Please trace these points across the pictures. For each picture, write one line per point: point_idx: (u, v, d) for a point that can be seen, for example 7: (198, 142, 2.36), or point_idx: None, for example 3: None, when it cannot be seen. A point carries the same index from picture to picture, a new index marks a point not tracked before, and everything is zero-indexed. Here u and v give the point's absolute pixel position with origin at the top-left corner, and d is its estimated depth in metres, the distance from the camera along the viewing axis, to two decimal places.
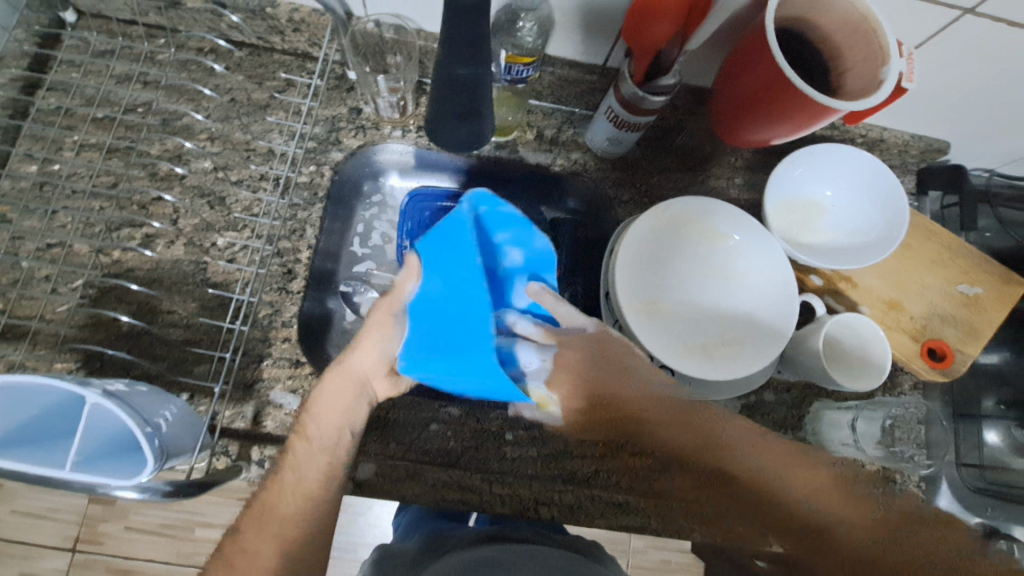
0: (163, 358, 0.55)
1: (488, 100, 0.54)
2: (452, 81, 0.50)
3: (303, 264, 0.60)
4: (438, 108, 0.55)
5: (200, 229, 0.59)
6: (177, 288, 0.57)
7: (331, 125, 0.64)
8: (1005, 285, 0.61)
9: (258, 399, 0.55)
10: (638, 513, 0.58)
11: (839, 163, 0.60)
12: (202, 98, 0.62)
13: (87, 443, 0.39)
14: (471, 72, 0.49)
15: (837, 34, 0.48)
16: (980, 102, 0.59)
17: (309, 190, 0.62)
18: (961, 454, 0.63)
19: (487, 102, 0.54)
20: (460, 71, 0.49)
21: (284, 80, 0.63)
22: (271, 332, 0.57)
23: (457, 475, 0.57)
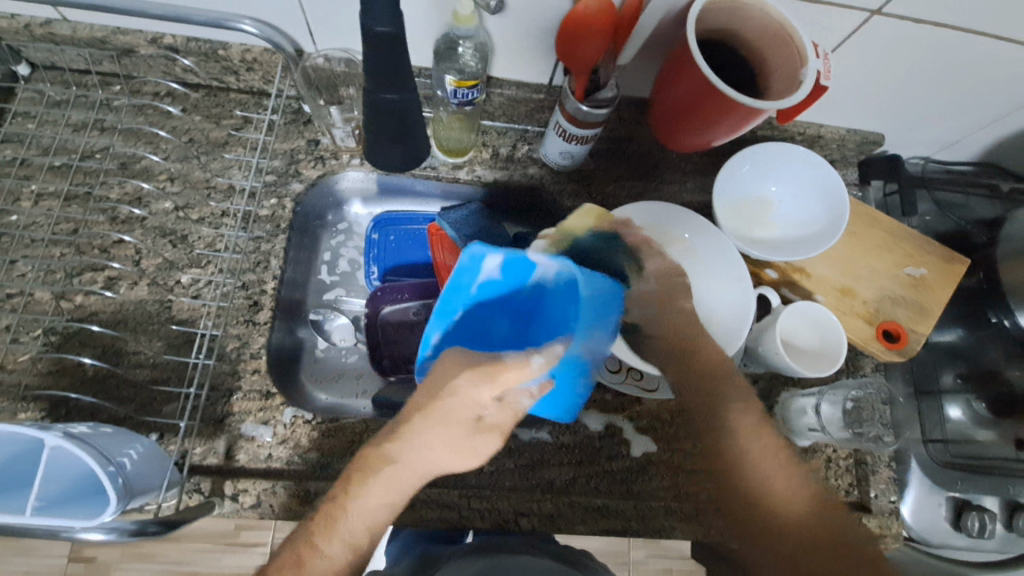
0: (130, 400, 0.55)
1: (417, 124, 0.58)
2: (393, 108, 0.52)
3: (268, 295, 0.60)
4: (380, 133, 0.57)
5: (162, 268, 0.59)
6: (142, 329, 0.57)
7: (290, 158, 0.65)
8: (947, 264, 0.64)
9: (230, 433, 0.55)
10: (618, 516, 0.57)
11: (782, 160, 0.63)
12: (160, 141, 0.63)
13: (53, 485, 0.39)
14: (401, 97, 0.52)
15: (759, 40, 0.51)
16: (906, 92, 0.62)
17: (272, 222, 0.63)
18: (926, 431, 0.64)
19: (417, 125, 0.58)
20: (389, 96, 0.51)
21: (241, 118, 0.65)
22: (239, 364, 0.58)
23: (433, 493, 0.56)
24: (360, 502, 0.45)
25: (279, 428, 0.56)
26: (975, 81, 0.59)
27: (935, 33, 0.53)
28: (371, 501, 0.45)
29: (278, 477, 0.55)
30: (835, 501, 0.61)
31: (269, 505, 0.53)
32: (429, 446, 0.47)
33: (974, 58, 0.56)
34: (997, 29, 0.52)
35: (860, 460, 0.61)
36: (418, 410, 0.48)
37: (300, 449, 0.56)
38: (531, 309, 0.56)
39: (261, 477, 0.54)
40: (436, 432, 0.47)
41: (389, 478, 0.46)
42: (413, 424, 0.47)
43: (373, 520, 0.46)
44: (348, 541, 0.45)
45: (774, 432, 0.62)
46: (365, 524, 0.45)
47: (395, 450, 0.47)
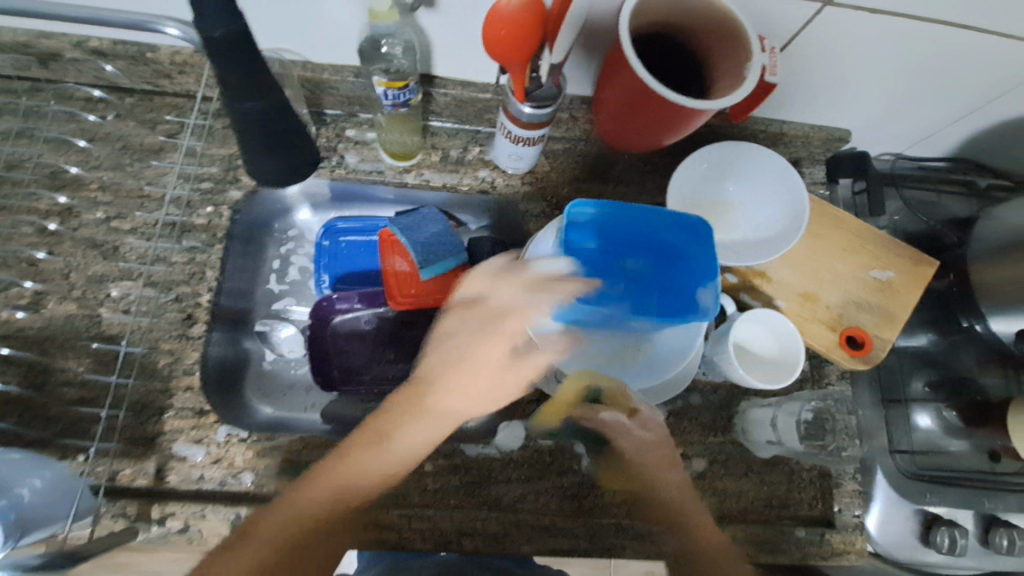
0: (54, 421, 0.52)
1: (296, 129, 0.54)
2: (260, 121, 0.49)
3: (203, 308, 0.58)
4: (267, 142, 0.53)
5: (92, 282, 0.57)
6: (70, 346, 0.55)
7: (228, 164, 0.62)
8: (915, 266, 0.61)
9: (160, 453, 0.53)
10: (565, 535, 0.55)
11: (739, 159, 0.60)
12: (91, 149, 0.61)
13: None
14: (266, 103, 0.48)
15: (703, 33, 0.48)
16: (871, 85, 0.59)
17: (208, 231, 0.60)
18: (893, 441, 0.61)
19: (293, 129, 0.54)
20: (250, 106, 0.47)
21: (176, 123, 0.62)
22: (171, 381, 0.56)
23: (374, 513, 0.53)
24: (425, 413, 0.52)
25: (212, 447, 0.54)
26: (942, 72, 0.56)
27: (890, 24, 0.50)
28: (455, 416, 0.52)
29: (210, 498, 0.53)
30: (797, 516, 0.58)
31: (197, 529, 0.51)
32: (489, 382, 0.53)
33: (937, 48, 0.53)
34: (953, 19, 0.49)
35: (824, 473, 0.59)
36: (493, 336, 0.53)
37: (235, 469, 0.54)
38: (640, 236, 0.53)
39: (192, 498, 0.52)
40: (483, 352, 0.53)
41: (465, 392, 0.53)
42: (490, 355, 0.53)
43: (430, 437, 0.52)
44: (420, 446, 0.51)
45: (733, 444, 0.60)
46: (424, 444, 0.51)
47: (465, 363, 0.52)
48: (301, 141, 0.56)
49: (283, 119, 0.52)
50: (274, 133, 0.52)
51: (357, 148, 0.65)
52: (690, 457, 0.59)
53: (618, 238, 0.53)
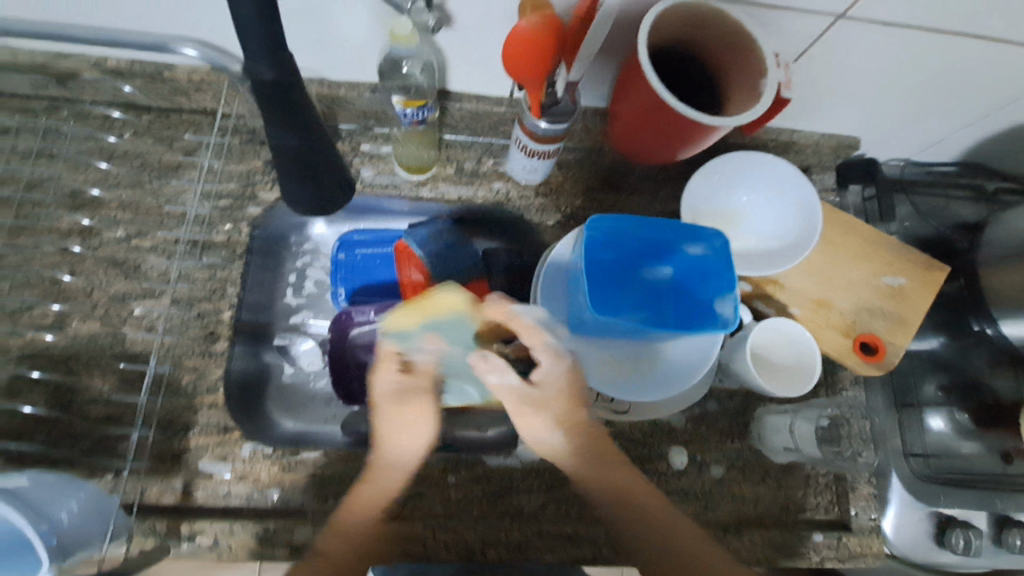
0: (81, 441, 0.53)
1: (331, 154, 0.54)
2: (289, 151, 0.51)
3: (225, 324, 0.59)
4: (306, 168, 0.53)
5: (114, 301, 0.58)
6: (94, 365, 0.56)
7: (246, 180, 0.63)
8: (926, 272, 0.62)
9: (187, 470, 0.54)
10: (588, 543, 0.56)
11: (751, 168, 0.61)
12: (110, 168, 0.61)
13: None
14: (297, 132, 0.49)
15: (719, 47, 0.49)
16: (881, 93, 0.59)
17: (228, 248, 0.61)
18: (907, 444, 0.62)
19: (329, 156, 0.54)
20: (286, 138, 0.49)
21: (193, 141, 0.63)
22: (196, 398, 0.56)
23: (399, 526, 0.54)
24: (411, 412, 0.57)
25: (238, 463, 0.55)
26: (951, 80, 0.57)
27: (902, 35, 0.51)
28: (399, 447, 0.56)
29: (237, 514, 0.53)
30: (814, 520, 0.59)
31: (226, 545, 0.52)
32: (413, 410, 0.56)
33: (947, 58, 0.54)
34: (963, 30, 0.50)
35: (840, 476, 0.60)
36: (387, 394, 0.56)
37: (260, 484, 0.55)
38: (658, 248, 0.55)
39: (220, 514, 0.53)
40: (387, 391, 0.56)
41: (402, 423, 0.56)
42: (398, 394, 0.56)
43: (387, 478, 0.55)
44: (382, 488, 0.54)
45: (750, 451, 0.60)
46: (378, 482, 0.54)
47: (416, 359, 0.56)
48: (335, 168, 0.56)
49: (321, 146, 0.53)
50: (315, 159, 0.53)
51: (373, 162, 0.66)
52: (708, 463, 0.60)
53: (636, 248, 0.54)
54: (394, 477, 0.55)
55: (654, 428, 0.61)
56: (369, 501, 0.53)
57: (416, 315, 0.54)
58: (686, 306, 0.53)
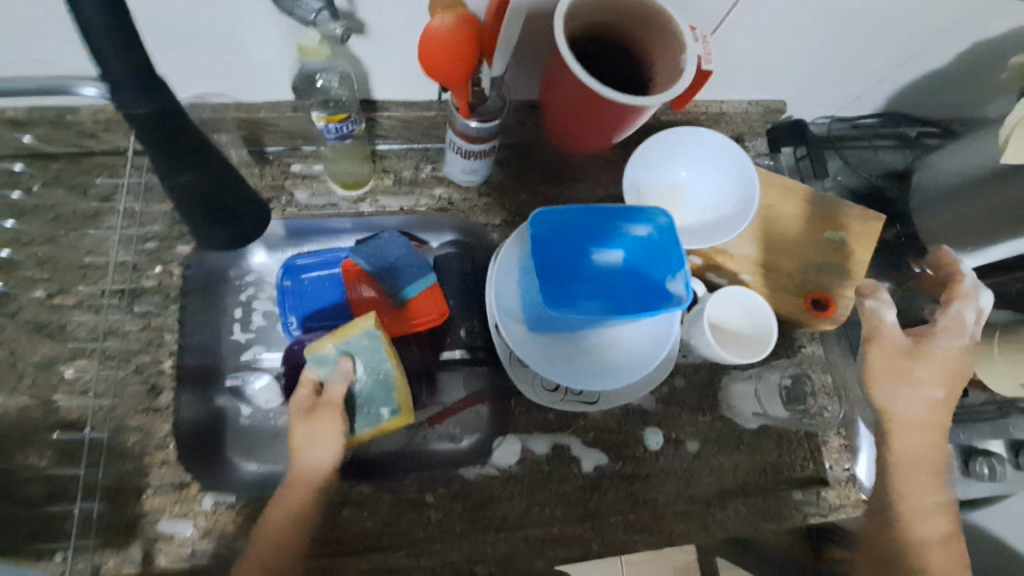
0: (22, 524, 0.49)
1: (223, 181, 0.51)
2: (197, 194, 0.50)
3: (167, 375, 0.55)
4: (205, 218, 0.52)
5: (42, 367, 0.54)
6: (27, 438, 0.52)
7: (171, 220, 0.60)
8: (866, 223, 0.64)
9: (145, 536, 0.50)
10: (578, 542, 0.55)
11: (687, 144, 0.61)
12: (18, 227, 0.57)
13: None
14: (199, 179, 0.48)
15: (636, 28, 0.48)
16: (799, 54, 0.60)
17: (161, 293, 0.58)
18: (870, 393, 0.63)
19: (235, 196, 0.53)
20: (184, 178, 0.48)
21: (109, 185, 0.60)
22: (145, 458, 0.53)
23: (379, 557, 0.52)
24: (319, 429, 0.55)
25: (199, 519, 0.52)
26: (860, 35, 0.59)
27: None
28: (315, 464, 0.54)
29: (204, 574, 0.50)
30: (794, 479, 0.60)
31: None
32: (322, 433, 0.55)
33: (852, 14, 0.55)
34: None
35: (810, 432, 0.61)
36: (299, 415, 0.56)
37: (226, 538, 0.52)
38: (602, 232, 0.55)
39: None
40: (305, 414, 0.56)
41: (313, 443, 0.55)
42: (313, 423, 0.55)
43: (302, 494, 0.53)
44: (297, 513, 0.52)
45: (722, 421, 0.61)
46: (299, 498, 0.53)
47: (329, 384, 0.57)
48: (245, 199, 0.55)
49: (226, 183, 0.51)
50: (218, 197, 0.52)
51: (305, 182, 0.64)
52: (684, 440, 0.60)
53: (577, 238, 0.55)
54: (305, 492, 0.53)
55: (627, 414, 0.60)
56: (285, 511, 0.52)
57: (332, 337, 0.56)
58: (641, 289, 0.54)
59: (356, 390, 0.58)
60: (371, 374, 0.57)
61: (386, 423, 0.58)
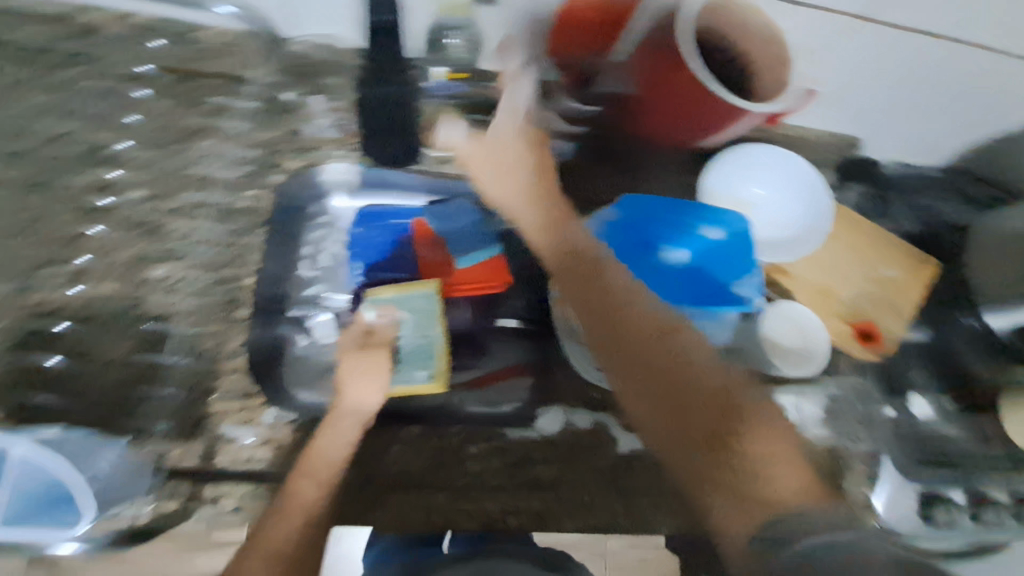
0: (100, 400, 0.52)
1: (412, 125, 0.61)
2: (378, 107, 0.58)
3: (246, 291, 0.59)
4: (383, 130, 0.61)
5: (133, 263, 0.56)
6: (111, 325, 0.54)
7: (270, 149, 0.62)
8: (920, 263, 0.66)
9: (208, 435, 0.54)
10: (606, 513, 0.58)
11: (765, 163, 0.64)
12: (127, 126, 0.59)
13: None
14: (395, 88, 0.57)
15: (749, 42, 0.51)
16: (890, 94, 0.63)
17: (250, 215, 0.61)
18: (895, 426, 0.66)
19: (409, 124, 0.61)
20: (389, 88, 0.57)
21: (216, 105, 0.60)
22: (217, 363, 0.56)
23: (419, 497, 0.56)
24: (370, 368, 0.59)
25: (260, 429, 0.55)
26: (953, 86, 0.61)
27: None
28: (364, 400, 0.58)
29: (259, 479, 0.54)
30: None
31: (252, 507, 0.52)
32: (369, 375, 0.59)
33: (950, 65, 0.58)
34: None
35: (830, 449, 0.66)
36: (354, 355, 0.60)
37: (283, 449, 0.55)
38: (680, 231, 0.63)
39: (245, 479, 0.53)
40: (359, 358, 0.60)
41: (359, 379, 0.59)
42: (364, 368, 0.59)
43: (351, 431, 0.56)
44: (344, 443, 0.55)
45: None
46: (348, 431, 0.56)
47: (376, 327, 0.61)
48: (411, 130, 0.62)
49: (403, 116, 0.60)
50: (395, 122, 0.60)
51: None
52: None
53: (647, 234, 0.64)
54: (353, 430, 0.57)
55: None
56: (333, 447, 0.55)
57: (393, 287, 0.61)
58: (708, 286, 0.62)
59: (401, 345, 0.60)
60: (416, 332, 0.60)
61: (419, 385, 0.59)
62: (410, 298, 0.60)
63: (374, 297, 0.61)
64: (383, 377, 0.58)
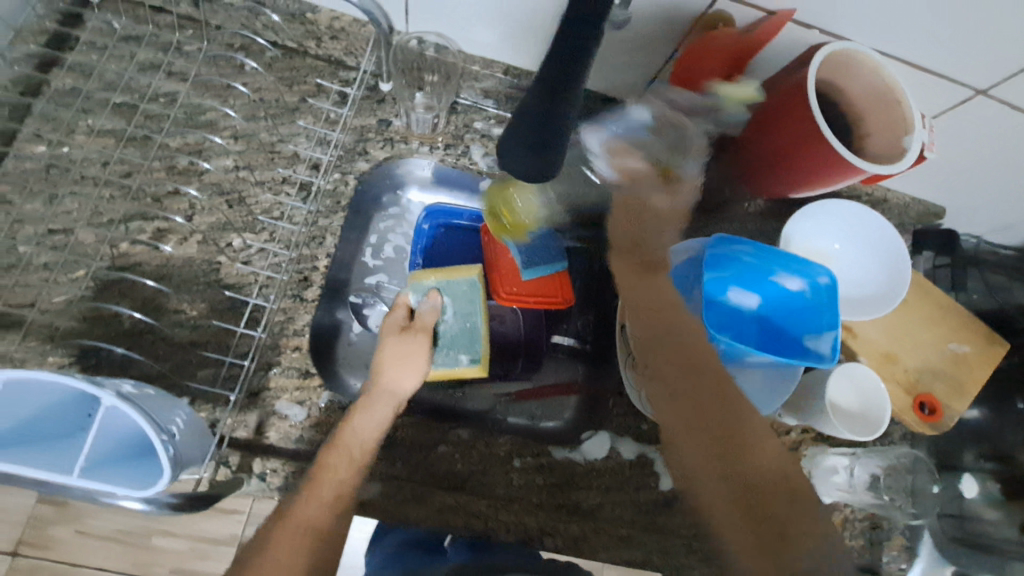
0: (168, 357, 0.53)
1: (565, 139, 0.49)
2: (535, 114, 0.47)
3: (319, 272, 0.60)
4: (511, 134, 0.49)
5: (216, 228, 0.57)
6: (187, 286, 0.55)
7: (359, 135, 0.63)
8: (989, 344, 0.65)
9: (262, 408, 0.54)
10: (640, 548, 0.57)
11: (851, 219, 0.63)
12: (229, 95, 0.60)
13: (18, 410, 0.38)
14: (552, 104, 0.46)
15: (864, 101, 0.51)
16: (982, 171, 0.62)
17: (332, 198, 0.62)
18: (942, 505, 0.64)
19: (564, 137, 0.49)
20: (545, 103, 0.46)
21: (315, 85, 0.61)
22: (281, 340, 0.57)
23: (461, 498, 0.56)
24: (407, 352, 0.56)
25: (314, 410, 0.56)
26: None
27: (1015, 118, 0.54)
28: (399, 381, 0.56)
29: (306, 460, 0.54)
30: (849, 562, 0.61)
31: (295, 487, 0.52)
32: (405, 359, 0.56)
33: None
34: None
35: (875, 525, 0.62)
36: (390, 337, 0.57)
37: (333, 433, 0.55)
38: (755, 277, 0.61)
39: (292, 458, 0.53)
40: (393, 342, 0.56)
41: (396, 357, 0.56)
42: (399, 351, 0.56)
43: (382, 421, 0.54)
44: (378, 425, 0.54)
45: None
46: (378, 422, 0.54)
47: (419, 312, 0.58)
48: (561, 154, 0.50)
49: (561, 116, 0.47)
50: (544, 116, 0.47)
51: (483, 141, 0.66)
52: None
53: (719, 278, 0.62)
54: (387, 408, 0.55)
55: None
56: (365, 428, 0.53)
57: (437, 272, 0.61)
58: (780, 336, 0.61)
59: (440, 329, 0.59)
60: (458, 316, 0.60)
61: (462, 369, 0.59)
62: (451, 277, 0.61)
63: (419, 283, 0.60)
64: (418, 360, 0.56)
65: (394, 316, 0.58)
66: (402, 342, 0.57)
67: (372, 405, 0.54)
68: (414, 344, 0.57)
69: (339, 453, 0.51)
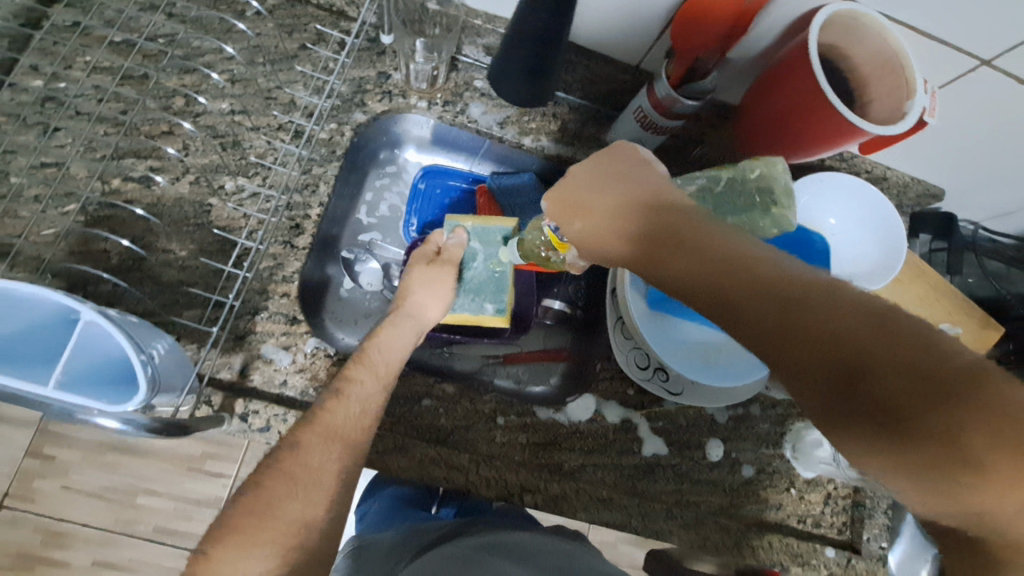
0: (157, 294, 0.53)
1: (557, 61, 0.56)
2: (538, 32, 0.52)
3: (311, 221, 0.59)
4: (501, 70, 0.59)
5: (209, 169, 0.57)
6: (177, 226, 0.55)
7: (358, 86, 0.63)
8: (983, 328, 0.64)
9: (248, 351, 0.54)
10: (622, 512, 0.56)
11: (846, 192, 0.62)
12: (228, 38, 0.59)
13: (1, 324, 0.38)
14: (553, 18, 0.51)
15: (866, 67, 0.51)
16: (984, 153, 0.61)
17: (328, 147, 0.61)
18: None
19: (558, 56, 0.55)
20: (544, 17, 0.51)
21: (316, 33, 0.61)
22: (270, 285, 0.56)
23: (444, 452, 0.55)
24: (436, 280, 0.57)
25: (299, 356, 0.55)
26: None
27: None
28: (427, 310, 0.56)
29: (290, 405, 0.54)
30: (827, 537, 0.61)
31: (276, 431, 0.52)
32: (436, 291, 0.57)
33: None
34: None
35: (858, 502, 0.62)
36: (422, 269, 0.57)
37: (317, 380, 0.55)
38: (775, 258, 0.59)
39: (275, 401, 0.53)
40: (424, 274, 0.57)
41: (425, 285, 0.57)
42: (430, 285, 0.57)
43: (402, 353, 0.52)
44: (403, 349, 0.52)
45: (782, 460, 0.62)
46: (398, 351, 0.52)
47: (447, 246, 0.59)
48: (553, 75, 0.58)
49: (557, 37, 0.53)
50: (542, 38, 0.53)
51: (482, 99, 0.65)
52: (741, 463, 0.61)
53: None
54: (408, 336, 0.54)
55: (698, 417, 0.62)
56: (393, 350, 0.51)
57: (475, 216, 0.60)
58: None
59: (469, 274, 0.60)
60: (487, 265, 0.60)
61: (487, 317, 0.59)
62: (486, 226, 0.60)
63: (454, 222, 0.61)
64: (447, 296, 0.57)
65: (426, 252, 0.59)
66: (434, 275, 0.57)
67: (398, 328, 0.53)
68: (445, 279, 0.57)
69: (359, 372, 0.48)
